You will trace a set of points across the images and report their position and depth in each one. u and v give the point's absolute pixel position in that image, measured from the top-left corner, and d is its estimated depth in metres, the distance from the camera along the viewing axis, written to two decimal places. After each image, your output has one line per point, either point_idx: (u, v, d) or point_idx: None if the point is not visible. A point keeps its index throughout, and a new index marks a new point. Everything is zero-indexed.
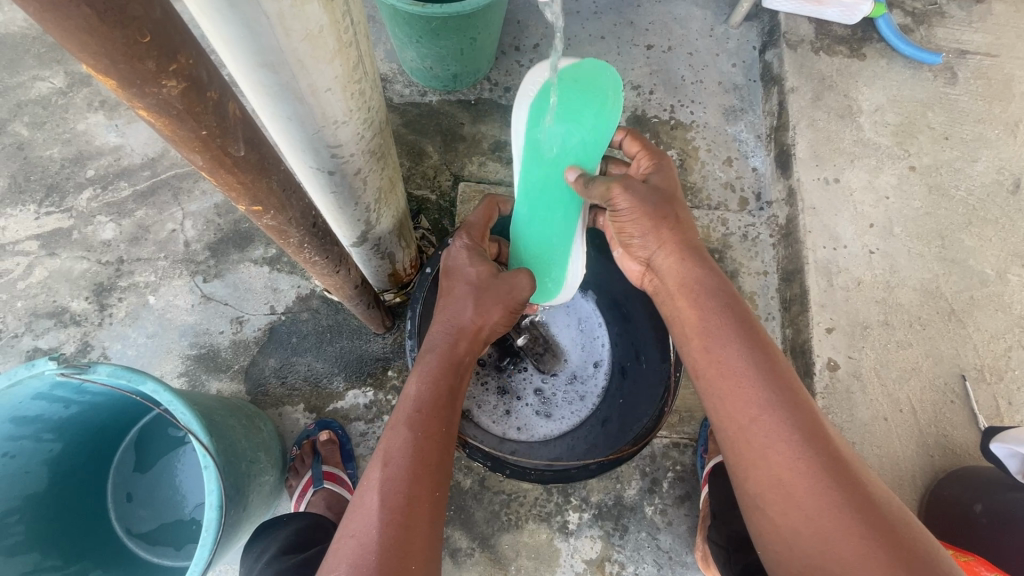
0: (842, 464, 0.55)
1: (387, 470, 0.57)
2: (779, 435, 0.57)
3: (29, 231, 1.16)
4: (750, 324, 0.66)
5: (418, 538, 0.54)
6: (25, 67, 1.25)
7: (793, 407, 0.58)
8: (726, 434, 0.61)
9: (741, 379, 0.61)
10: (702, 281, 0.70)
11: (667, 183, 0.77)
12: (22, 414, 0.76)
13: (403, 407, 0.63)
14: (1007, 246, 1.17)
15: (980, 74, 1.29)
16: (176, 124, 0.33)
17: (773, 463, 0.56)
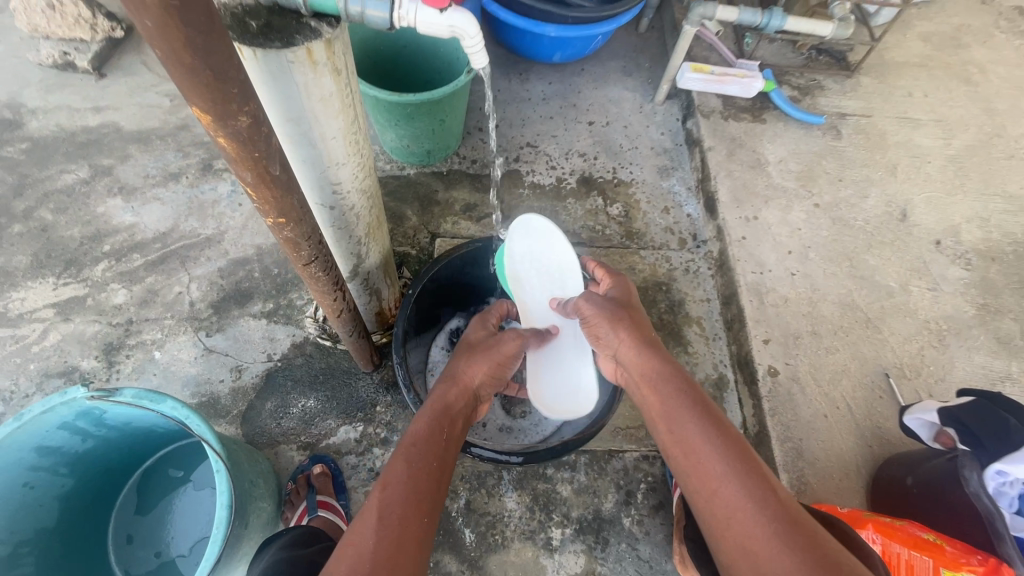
0: (802, 531, 0.61)
1: (383, 495, 0.65)
2: (740, 501, 0.64)
3: (46, 300, 1.28)
4: (703, 400, 0.76)
5: (406, 554, 0.61)
6: (54, 162, 1.44)
7: (748, 477, 0.66)
8: (699, 505, 0.69)
9: (702, 452, 0.70)
10: (657, 364, 0.81)
11: (625, 293, 0.95)
12: (45, 444, 0.84)
13: (407, 444, 0.73)
14: (903, 263, 1.39)
15: (859, 130, 1.59)
16: (239, 148, 0.50)
17: (740, 531, 0.63)
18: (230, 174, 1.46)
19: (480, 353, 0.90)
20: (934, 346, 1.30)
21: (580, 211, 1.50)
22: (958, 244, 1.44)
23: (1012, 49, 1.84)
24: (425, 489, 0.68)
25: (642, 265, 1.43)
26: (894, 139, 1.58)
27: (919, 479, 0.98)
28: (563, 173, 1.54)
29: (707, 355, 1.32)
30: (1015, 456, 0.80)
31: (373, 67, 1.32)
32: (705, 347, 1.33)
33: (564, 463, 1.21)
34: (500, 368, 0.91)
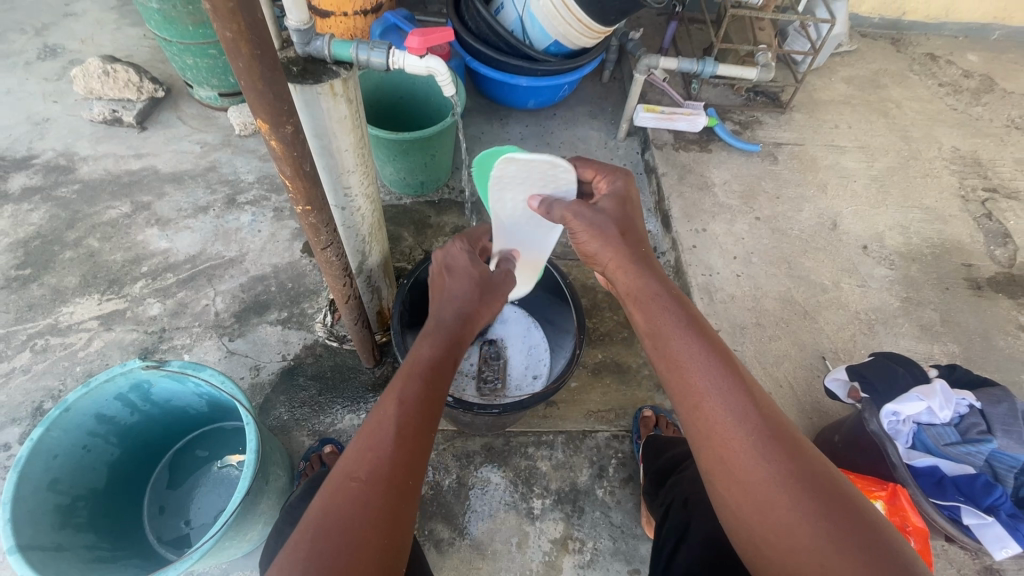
0: (779, 436, 0.66)
1: (400, 409, 0.66)
2: (727, 411, 0.68)
3: (92, 313, 1.48)
4: (695, 318, 0.77)
5: (417, 462, 0.63)
6: (101, 200, 1.68)
7: (734, 392, 0.69)
8: (684, 416, 0.72)
9: (692, 367, 0.72)
10: (649, 286, 0.82)
11: (619, 201, 0.92)
12: (103, 412, 1.02)
13: (419, 363, 0.74)
14: (835, 265, 1.61)
15: (793, 156, 1.85)
16: (286, 150, 0.71)
17: (721, 439, 0.67)
18: (251, 206, 1.70)
19: (488, 291, 0.92)
20: (865, 333, 1.48)
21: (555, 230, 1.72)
22: (883, 248, 1.66)
23: (925, 88, 2.13)
24: (434, 406, 0.70)
25: None
26: (823, 163, 1.84)
27: (843, 434, 1.15)
28: None
29: None
30: (905, 397, 0.99)
31: (375, 107, 1.57)
32: None
33: (542, 442, 1.37)
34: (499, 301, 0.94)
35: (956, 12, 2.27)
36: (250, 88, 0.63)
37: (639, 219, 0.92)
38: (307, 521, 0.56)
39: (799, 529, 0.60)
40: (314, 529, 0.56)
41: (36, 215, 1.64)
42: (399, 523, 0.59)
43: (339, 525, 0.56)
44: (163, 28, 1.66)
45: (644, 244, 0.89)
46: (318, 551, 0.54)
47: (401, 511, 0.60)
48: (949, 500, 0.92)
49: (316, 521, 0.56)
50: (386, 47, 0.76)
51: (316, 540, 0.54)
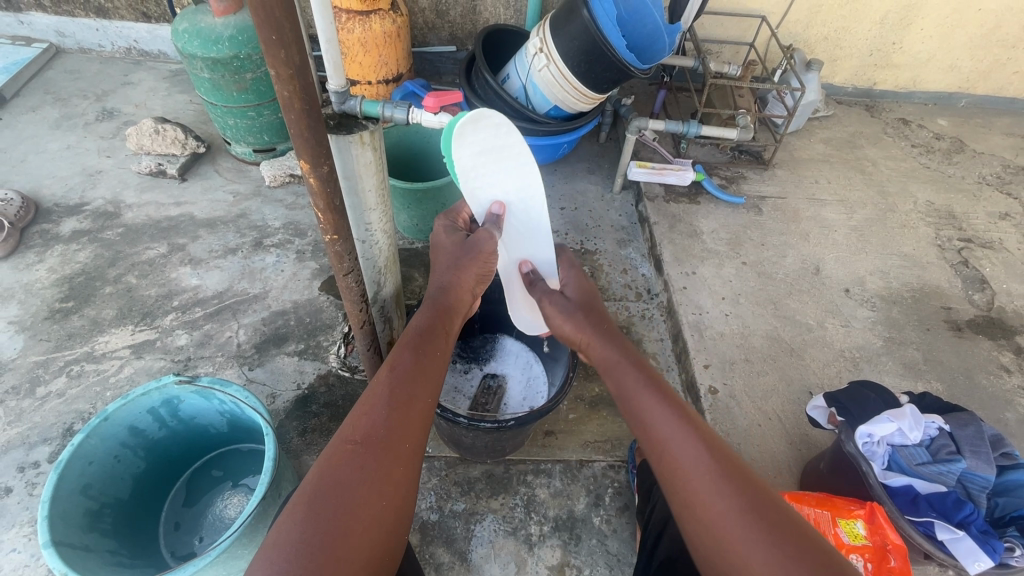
0: (736, 474, 0.69)
1: (392, 376, 0.77)
2: (684, 454, 0.72)
3: (125, 342, 1.60)
4: (654, 375, 0.83)
5: (405, 430, 0.73)
6: (142, 241, 1.85)
7: (692, 436, 0.73)
8: (653, 463, 0.76)
9: (652, 417, 0.78)
10: (609, 352, 0.89)
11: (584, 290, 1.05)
12: (135, 424, 1.11)
13: (410, 335, 0.85)
14: (819, 306, 1.71)
15: (777, 208, 2.00)
16: (322, 186, 0.86)
17: (683, 484, 0.71)
18: (276, 248, 1.86)
19: (468, 258, 0.98)
20: (850, 370, 1.56)
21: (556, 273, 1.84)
22: (865, 291, 1.76)
23: (899, 148, 2.31)
24: (425, 393, 0.79)
25: None
26: (805, 214, 1.98)
27: (828, 462, 1.20)
28: None
29: None
30: (877, 419, 1.07)
31: (396, 159, 1.77)
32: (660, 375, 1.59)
33: (541, 471, 1.42)
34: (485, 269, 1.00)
35: (923, 82, 2.49)
36: (299, 135, 0.78)
37: (597, 297, 1.04)
38: (305, 488, 0.66)
39: (757, 563, 0.63)
40: (311, 500, 0.64)
41: (83, 254, 1.80)
42: (384, 508, 0.68)
43: (333, 493, 0.65)
44: (211, 93, 1.89)
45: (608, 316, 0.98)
46: (318, 509, 0.64)
47: (386, 494, 0.68)
48: (924, 515, 0.98)
49: (311, 493, 0.65)
50: (406, 106, 0.92)
51: (311, 508, 0.64)
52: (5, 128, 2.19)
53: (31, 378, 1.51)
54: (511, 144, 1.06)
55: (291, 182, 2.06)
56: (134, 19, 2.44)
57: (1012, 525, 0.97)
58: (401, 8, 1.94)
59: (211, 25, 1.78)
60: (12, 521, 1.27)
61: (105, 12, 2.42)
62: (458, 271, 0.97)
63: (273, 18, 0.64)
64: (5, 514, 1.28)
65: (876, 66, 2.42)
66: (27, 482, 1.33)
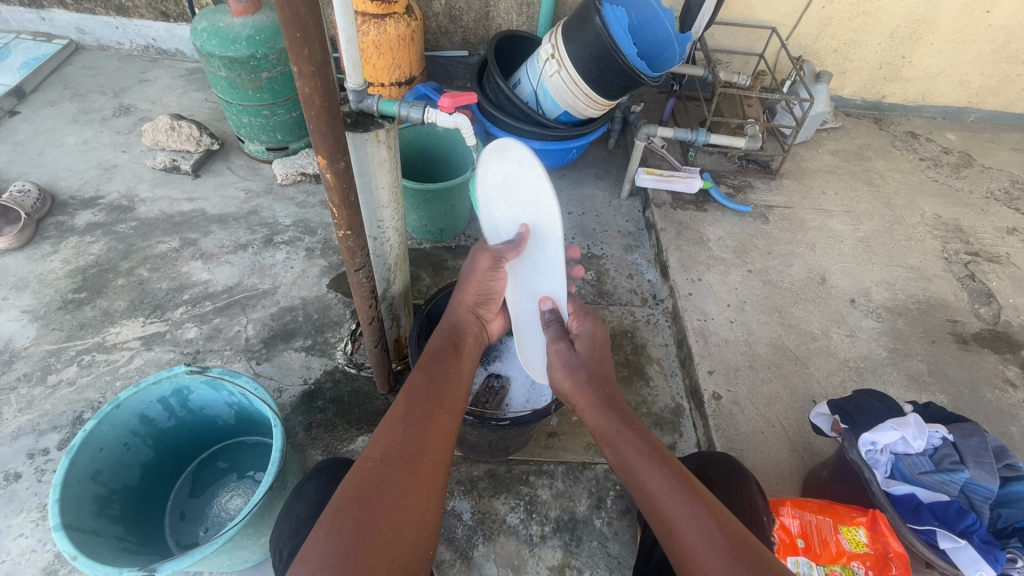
0: (747, 553, 0.71)
1: (411, 395, 0.85)
2: (692, 532, 0.74)
3: (136, 333, 1.62)
4: (658, 447, 0.84)
5: (429, 451, 0.79)
6: (155, 235, 1.88)
7: (701, 513, 0.75)
8: (664, 537, 0.78)
9: (657, 491, 0.80)
10: (610, 418, 0.89)
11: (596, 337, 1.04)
12: (145, 413, 1.13)
13: (429, 357, 0.94)
14: (824, 315, 1.71)
15: (783, 218, 2.00)
16: (339, 182, 0.88)
17: (695, 561, 0.73)
18: (286, 246, 1.88)
19: (467, 275, 1.09)
20: (854, 380, 1.56)
21: None
22: (870, 302, 1.76)
23: (907, 161, 2.32)
24: (445, 412, 0.86)
25: (611, 318, 1.73)
26: (811, 224, 1.99)
27: (830, 469, 1.20)
28: None
29: (666, 386, 1.58)
30: (881, 427, 1.07)
31: (406, 159, 1.79)
32: (664, 380, 1.59)
33: (543, 471, 1.43)
34: (487, 277, 1.09)
35: (932, 96, 2.50)
36: (318, 131, 0.80)
37: (608, 354, 1.02)
38: (340, 497, 0.72)
39: None
40: (343, 510, 0.71)
41: (97, 246, 1.83)
42: (410, 523, 0.73)
43: (363, 504, 0.72)
44: (227, 91, 1.93)
45: (612, 379, 0.97)
46: (349, 517, 0.70)
47: (412, 509, 0.74)
48: (925, 524, 0.98)
49: (340, 505, 0.71)
50: (422, 106, 0.94)
51: (341, 519, 0.70)
52: (23, 121, 2.23)
53: (43, 366, 1.53)
54: (532, 176, 1.17)
55: (302, 181, 2.08)
56: (153, 18, 2.49)
57: (1014, 536, 0.97)
58: (415, 12, 1.97)
59: (230, 25, 1.81)
60: (20, 507, 1.29)
61: (125, 11, 2.47)
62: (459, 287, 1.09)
63: (299, 17, 0.67)
64: (14, 500, 1.30)
65: (885, 79, 2.44)
66: (36, 468, 1.35)
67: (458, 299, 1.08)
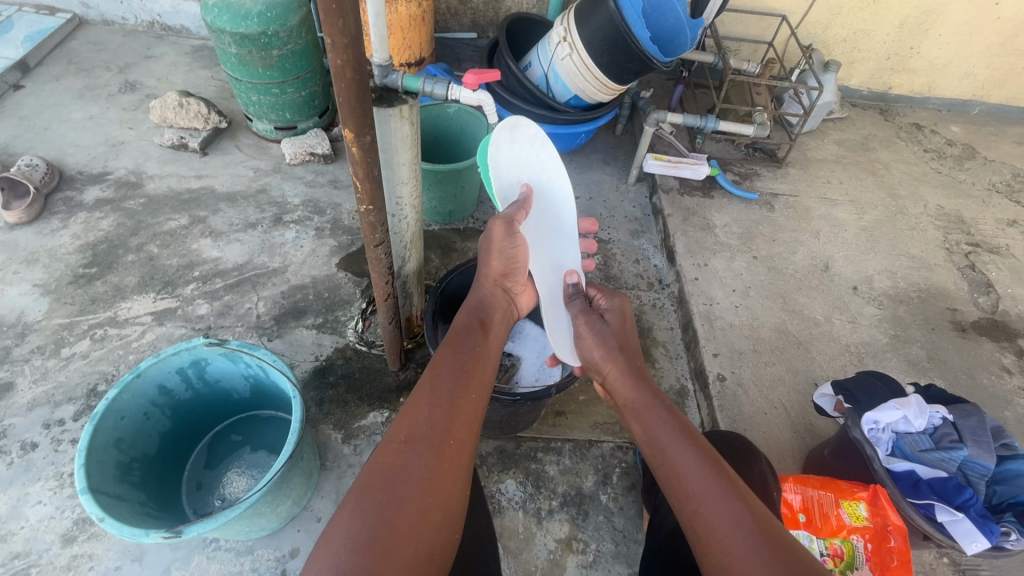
0: (774, 539, 0.72)
1: (439, 373, 0.85)
2: (720, 516, 0.75)
3: (147, 309, 1.63)
4: (688, 428, 0.86)
5: (456, 429, 0.80)
6: (164, 212, 1.88)
7: (729, 498, 0.76)
8: (687, 522, 0.79)
9: (689, 475, 0.80)
10: (643, 396, 0.92)
11: (622, 316, 1.09)
12: (165, 383, 1.14)
13: (456, 333, 0.94)
14: (828, 302, 1.74)
15: (789, 206, 2.02)
16: (364, 156, 0.89)
17: (721, 546, 0.74)
18: (296, 225, 1.89)
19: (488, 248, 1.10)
20: (855, 364, 1.59)
21: None
22: (872, 290, 1.79)
23: (911, 153, 2.34)
24: (472, 390, 0.85)
25: None
26: (816, 212, 2.01)
27: (832, 448, 1.24)
28: None
29: (671, 368, 1.61)
30: (883, 406, 1.10)
31: None
32: (669, 363, 1.62)
33: (551, 448, 1.46)
34: (506, 248, 1.10)
35: (937, 88, 2.51)
36: (347, 106, 0.81)
37: (634, 329, 1.07)
38: (363, 477, 0.74)
39: None
40: (366, 491, 0.72)
41: (106, 222, 1.84)
42: (434, 505, 0.73)
43: (385, 485, 0.72)
44: (238, 69, 1.92)
45: (640, 358, 1.00)
46: (372, 499, 0.71)
47: (437, 491, 0.74)
48: (924, 498, 1.02)
49: (363, 488, 0.73)
50: (446, 82, 0.97)
51: (363, 500, 0.71)
52: (28, 95, 2.22)
53: (56, 339, 1.54)
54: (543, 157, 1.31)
55: (311, 161, 2.08)
56: None
57: (1008, 510, 1.01)
58: None
59: None
60: (38, 475, 1.31)
61: None
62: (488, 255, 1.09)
63: None
64: (32, 468, 1.32)
65: (892, 70, 2.45)
66: (52, 438, 1.37)
67: (483, 275, 1.08)
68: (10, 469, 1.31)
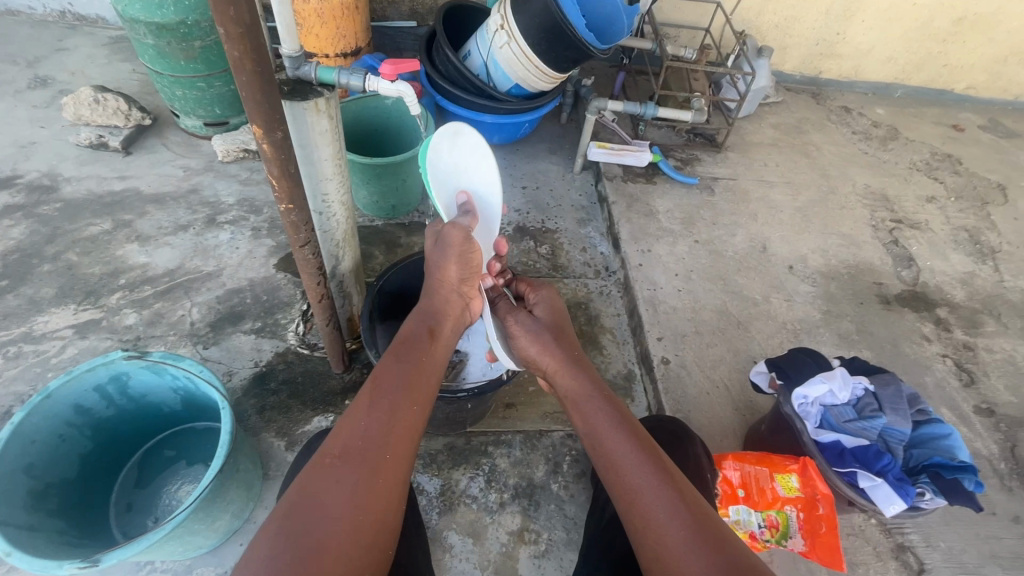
0: (706, 528, 0.74)
1: (378, 384, 0.83)
2: (655, 507, 0.76)
3: (67, 322, 1.53)
4: (629, 422, 0.88)
5: (394, 440, 0.78)
6: (83, 218, 1.76)
7: (664, 490, 0.78)
8: (625, 515, 0.80)
9: (627, 466, 0.81)
10: (586, 391, 0.94)
11: (559, 315, 1.11)
12: (81, 402, 1.07)
13: (399, 343, 0.92)
14: (765, 282, 1.80)
15: (728, 189, 2.08)
16: (277, 153, 0.85)
17: (656, 538, 0.75)
18: (230, 225, 1.80)
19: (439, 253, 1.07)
20: (791, 340, 1.66)
21: (517, 250, 1.85)
22: (807, 268, 1.86)
23: (841, 135, 2.44)
24: (413, 402, 0.84)
25: (565, 290, 1.77)
26: (754, 195, 2.07)
27: (768, 423, 1.28)
28: (503, 224, 1.92)
29: (618, 354, 1.63)
30: (811, 381, 1.15)
31: (353, 134, 1.75)
32: (616, 349, 1.65)
33: (501, 441, 1.46)
34: (465, 250, 1.07)
35: (864, 72, 2.62)
36: (252, 100, 0.77)
37: (565, 320, 1.11)
38: (291, 495, 0.71)
39: None
40: (293, 511, 0.70)
41: (17, 230, 1.70)
42: (365, 521, 0.72)
43: (314, 502, 0.70)
44: (157, 61, 1.81)
45: (583, 355, 1.02)
46: (299, 518, 0.69)
47: (370, 506, 0.73)
48: (848, 466, 1.08)
49: (289, 510, 0.70)
50: (363, 73, 0.91)
51: (290, 519, 0.69)
52: None
53: None
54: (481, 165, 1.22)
55: (244, 157, 1.99)
56: None
57: (923, 472, 1.07)
58: None
59: None
60: None
61: None
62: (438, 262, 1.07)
63: None
64: None
65: (822, 55, 2.54)
66: None
67: (439, 283, 1.05)
68: None
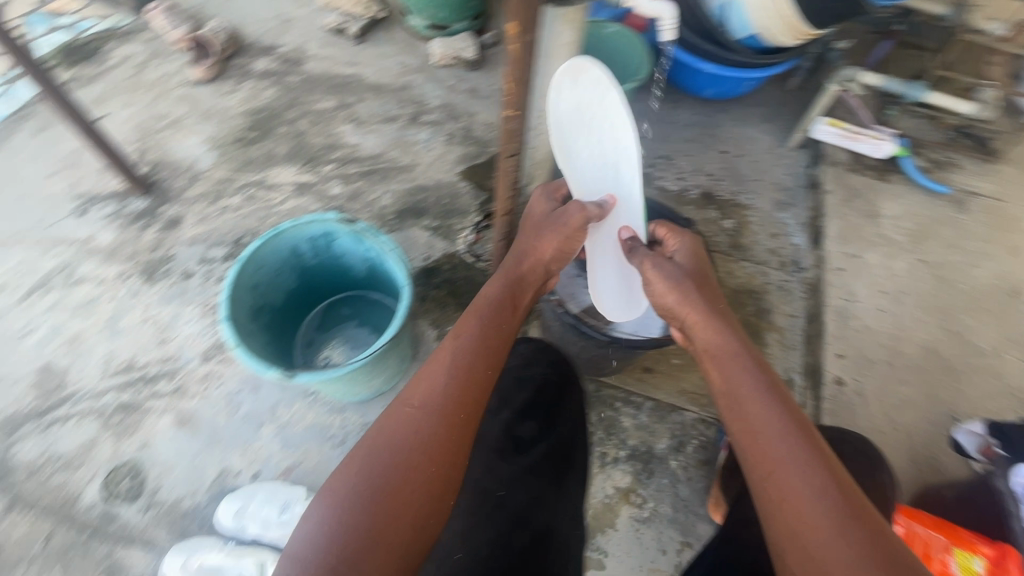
0: (863, 524, 0.62)
1: (455, 344, 0.79)
2: (800, 484, 0.65)
3: (290, 179, 1.78)
4: (776, 385, 0.74)
5: (466, 400, 0.75)
6: (317, 93, 1.99)
7: (814, 465, 0.66)
8: (757, 484, 0.69)
9: (769, 437, 0.69)
10: (726, 345, 0.80)
11: (700, 257, 0.94)
12: (297, 248, 1.25)
13: (483, 301, 0.86)
14: (1003, 333, 1.45)
15: (986, 210, 1.67)
16: (520, 55, 0.84)
17: (797, 519, 0.64)
18: (430, 127, 1.91)
19: (540, 224, 0.98)
20: (1016, 410, 1.34)
21: (698, 217, 1.71)
22: None
23: None
24: (489, 365, 0.79)
25: (740, 273, 1.60)
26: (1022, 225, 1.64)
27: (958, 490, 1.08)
28: (690, 185, 1.78)
29: (783, 358, 1.46)
30: None
31: None
32: (782, 351, 1.47)
33: (630, 401, 1.43)
34: (575, 235, 0.97)
35: None
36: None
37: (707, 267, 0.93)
38: (362, 443, 0.71)
39: None
40: (364, 457, 0.69)
41: (269, 92, 1.99)
42: (437, 472, 0.70)
43: (384, 450, 0.70)
44: None
45: (726, 304, 0.87)
46: (369, 465, 0.68)
47: (439, 461, 0.70)
48: None
49: (361, 453, 0.70)
50: None
51: (361, 464, 0.69)
52: None
53: (216, 190, 1.75)
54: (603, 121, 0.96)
55: (456, 65, 2.06)
56: None
57: None
58: None
59: None
60: (190, 300, 1.53)
61: None
62: (539, 230, 0.96)
63: None
64: (187, 292, 1.55)
65: None
66: (204, 272, 1.58)
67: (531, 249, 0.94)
68: (172, 289, 1.55)
